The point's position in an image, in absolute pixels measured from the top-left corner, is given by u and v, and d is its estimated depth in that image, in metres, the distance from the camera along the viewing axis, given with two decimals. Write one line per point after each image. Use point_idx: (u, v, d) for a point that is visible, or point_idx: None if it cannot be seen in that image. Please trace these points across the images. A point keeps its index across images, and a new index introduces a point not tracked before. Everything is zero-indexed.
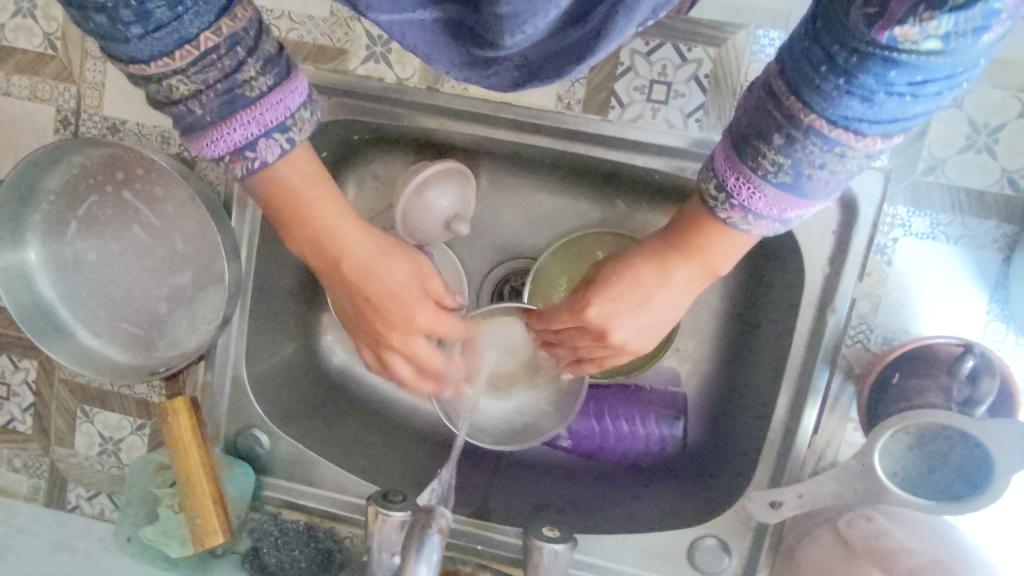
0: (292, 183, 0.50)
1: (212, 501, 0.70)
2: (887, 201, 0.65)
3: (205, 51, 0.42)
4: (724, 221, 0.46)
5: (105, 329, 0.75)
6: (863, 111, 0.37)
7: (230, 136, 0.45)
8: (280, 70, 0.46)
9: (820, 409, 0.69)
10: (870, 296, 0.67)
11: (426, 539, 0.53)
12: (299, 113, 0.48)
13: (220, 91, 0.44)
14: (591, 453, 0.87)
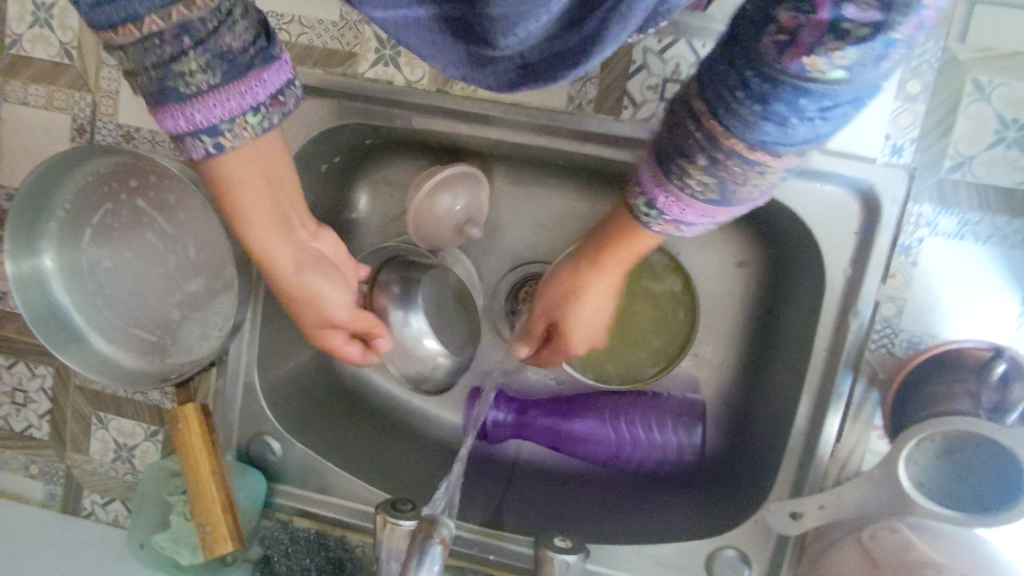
0: (237, 178, 0.51)
1: (221, 510, 0.70)
2: (911, 200, 0.63)
3: (148, 33, 0.41)
4: (660, 233, 0.51)
5: (118, 335, 0.75)
6: (779, 135, 0.41)
7: (186, 117, 0.45)
8: (237, 68, 0.44)
9: (842, 417, 0.67)
10: (894, 298, 0.64)
11: (427, 551, 0.50)
12: (244, 117, 0.46)
13: (158, 74, 0.43)
14: (607, 461, 0.85)
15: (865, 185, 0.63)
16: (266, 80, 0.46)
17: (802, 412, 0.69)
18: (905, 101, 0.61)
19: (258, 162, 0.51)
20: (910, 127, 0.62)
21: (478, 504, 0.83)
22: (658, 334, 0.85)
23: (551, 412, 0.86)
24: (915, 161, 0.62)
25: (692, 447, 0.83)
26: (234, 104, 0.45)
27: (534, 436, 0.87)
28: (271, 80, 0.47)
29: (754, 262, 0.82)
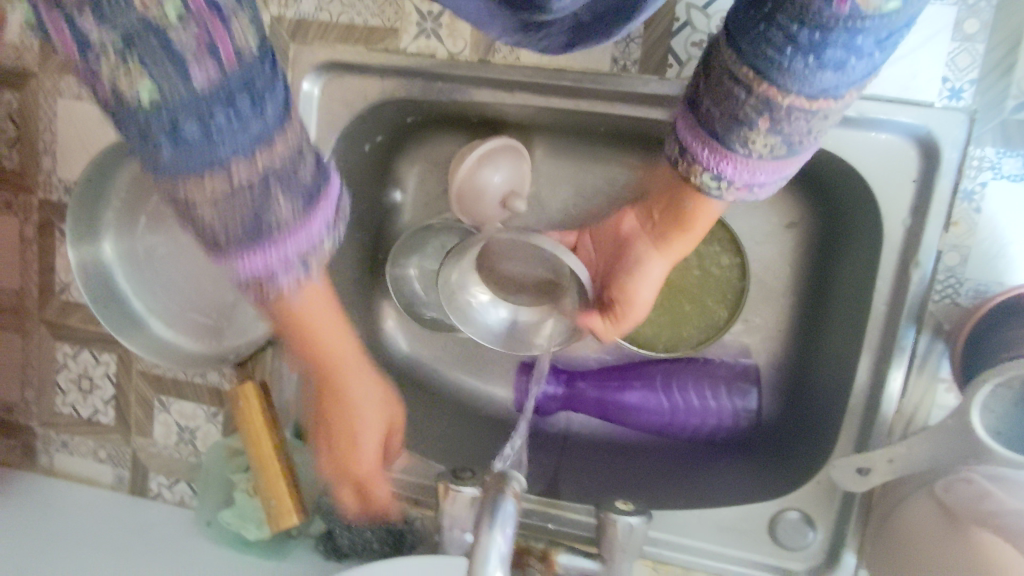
0: (306, 313, 0.45)
1: (286, 485, 0.71)
2: (972, 143, 0.61)
3: (231, 190, 0.32)
4: (733, 201, 0.51)
5: (175, 318, 0.78)
6: (837, 78, 0.41)
7: (253, 263, 0.36)
8: (310, 204, 0.36)
9: (906, 370, 0.66)
10: (957, 247, 0.63)
11: (499, 507, 0.44)
12: (319, 245, 0.37)
13: (241, 230, 0.34)
14: (661, 429, 0.85)
15: (922, 131, 0.61)
16: (328, 205, 0.37)
17: (863, 368, 0.68)
18: (962, 41, 0.59)
19: (324, 301, 0.45)
20: (969, 68, 0.60)
21: (534, 472, 0.85)
22: (709, 297, 0.83)
23: (602, 383, 0.86)
24: (976, 104, 0.60)
25: (746, 412, 0.83)
26: (297, 245, 0.36)
27: (586, 409, 0.87)
28: (320, 221, 0.36)
29: (804, 222, 0.81)
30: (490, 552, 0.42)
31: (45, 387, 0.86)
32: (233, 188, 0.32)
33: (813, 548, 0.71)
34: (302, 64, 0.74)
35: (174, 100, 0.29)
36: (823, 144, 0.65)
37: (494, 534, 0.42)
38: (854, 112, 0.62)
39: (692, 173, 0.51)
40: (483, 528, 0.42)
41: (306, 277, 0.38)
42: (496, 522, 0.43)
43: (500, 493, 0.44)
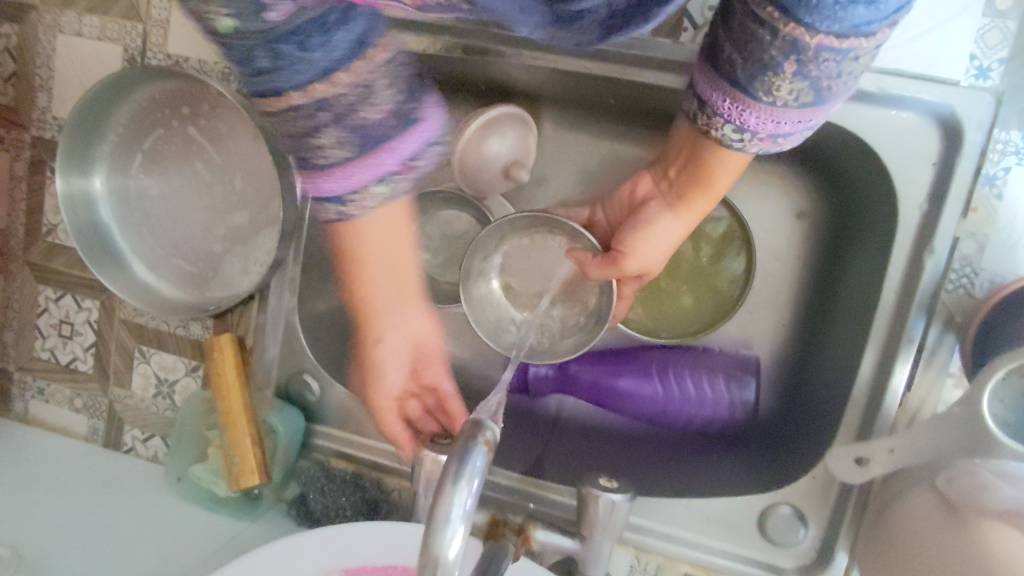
0: (368, 246, 0.55)
1: (251, 443, 0.68)
2: (998, 125, 0.58)
3: (317, 101, 0.41)
4: (757, 152, 0.52)
5: (160, 262, 0.76)
6: (869, 14, 0.40)
7: (334, 182, 0.45)
8: (409, 119, 0.45)
9: (913, 364, 0.62)
10: (974, 235, 0.60)
11: (469, 454, 0.40)
12: (411, 164, 0.46)
13: (346, 134, 0.43)
14: (653, 418, 0.82)
15: (946, 111, 0.58)
16: (422, 130, 0.45)
17: (867, 361, 0.64)
18: (993, 18, 0.57)
19: (387, 232, 0.55)
20: (998, 46, 0.58)
21: (522, 450, 0.83)
22: (710, 283, 0.81)
23: (597, 367, 0.82)
24: (1004, 84, 0.58)
25: (745, 406, 0.80)
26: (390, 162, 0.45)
27: (579, 393, 0.84)
28: (423, 137, 0.46)
29: (816, 210, 0.79)
30: (451, 507, 0.38)
31: (26, 330, 0.84)
32: (334, 108, 0.41)
33: (803, 546, 0.67)
34: None
35: (256, 35, 0.38)
36: (841, 122, 0.61)
37: (458, 488, 0.38)
38: (874, 87, 0.59)
39: (714, 126, 0.52)
40: (447, 481, 0.38)
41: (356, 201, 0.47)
42: (463, 474, 0.38)
43: (470, 444, 0.40)
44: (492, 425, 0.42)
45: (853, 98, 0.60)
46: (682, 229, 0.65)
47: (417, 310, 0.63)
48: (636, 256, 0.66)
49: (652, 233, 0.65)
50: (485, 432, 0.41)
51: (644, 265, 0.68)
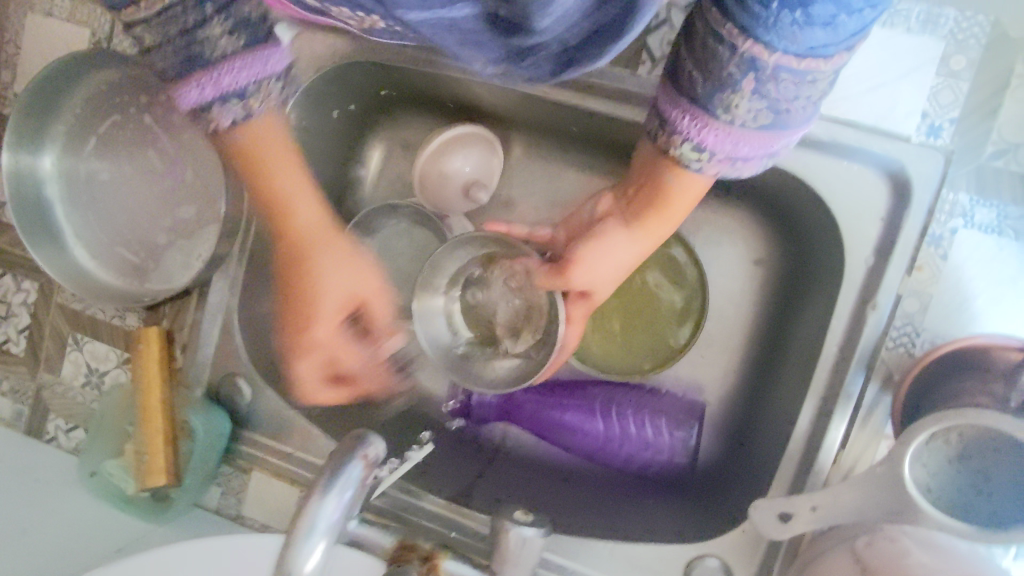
0: (264, 139, 0.58)
1: (162, 439, 0.67)
2: (946, 185, 0.57)
3: (170, 5, 0.45)
4: (716, 175, 0.49)
5: (102, 250, 0.75)
6: (827, 36, 0.38)
7: (195, 90, 0.50)
8: (258, 36, 0.49)
9: (849, 421, 0.60)
10: (918, 293, 0.59)
11: (342, 470, 0.39)
12: (266, 81, 0.52)
13: (181, 41, 0.47)
14: (592, 455, 0.79)
15: (896, 166, 0.58)
16: (276, 49, 0.51)
17: (804, 417, 0.62)
18: (946, 77, 0.57)
19: (276, 141, 0.59)
20: (951, 105, 0.57)
21: (452, 478, 0.78)
22: (664, 322, 0.80)
23: (540, 397, 0.80)
24: (954, 144, 0.57)
25: (686, 449, 0.77)
26: (242, 75, 0.50)
27: (520, 422, 0.81)
28: (274, 60, 0.51)
29: (773, 258, 0.77)
30: (316, 519, 0.38)
31: None
32: None
33: None
34: None
35: None
36: (791, 168, 0.60)
37: (326, 500, 0.38)
38: (826, 135, 0.59)
39: (673, 145, 0.48)
40: (315, 491, 0.38)
41: (236, 100, 0.52)
42: (333, 488, 0.39)
43: (346, 457, 0.40)
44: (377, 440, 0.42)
45: (804, 145, 0.59)
46: (640, 249, 0.61)
47: (332, 252, 0.63)
48: (585, 266, 0.63)
49: (600, 246, 0.62)
50: (367, 447, 0.41)
51: (591, 283, 0.65)
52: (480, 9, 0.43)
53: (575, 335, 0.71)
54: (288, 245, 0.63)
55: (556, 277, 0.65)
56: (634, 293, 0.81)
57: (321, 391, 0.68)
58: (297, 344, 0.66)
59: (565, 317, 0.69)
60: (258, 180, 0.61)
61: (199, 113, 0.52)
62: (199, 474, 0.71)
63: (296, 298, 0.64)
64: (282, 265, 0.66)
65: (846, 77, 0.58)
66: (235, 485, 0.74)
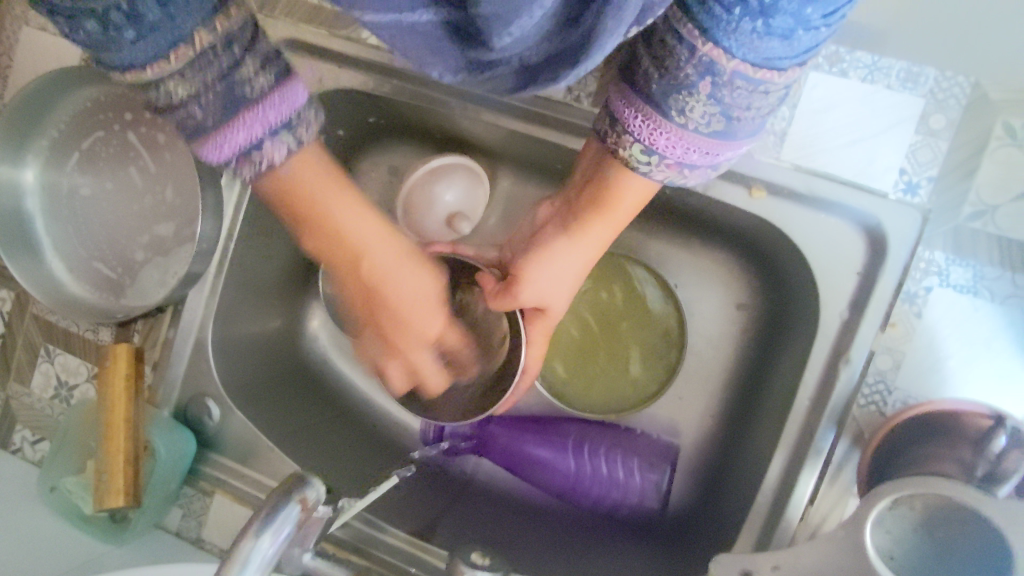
0: (301, 182, 0.51)
1: (123, 460, 0.66)
2: (922, 243, 0.57)
3: (202, 51, 0.40)
4: (663, 179, 0.51)
5: (80, 264, 0.75)
6: (783, 49, 0.41)
7: (233, 143, 0.45)
8: (280, 69, 0.44)
9: (818, 477, 0.59)
10: (891, 350, 0.58)
11: (280, 510, 0.40)
12: (302, 111, 0.46)
13: (220, 93, 0.42)
14: (563, 493, 0.78)
15: (873, 221, 0.58)
16: (301, 78, 0.45)
17: (775, 464, 0.61)
18: (925, 136, 0.57)
19: (320, 176, 0.52)
20: (929, 164, 0.57)
21: (419, 508, 0.76)
22: (641, 361, 0.79)
23: (513, 429, 0.80)
24: (931, 203, 0.57)
25: (657, 492, 0.76)
26: (283, 108, 0.44)
27: (493, 456, 0.80)
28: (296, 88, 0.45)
29: (754, 303, 0.76)
30: (250, 556, 0.38)
31: None
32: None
33: None
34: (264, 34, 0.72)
35: None
36: (768, 216, 0.61)
37: (261, 539, 0.39)
38: (804, 186, 0.59)
39: (623, 145, 0.50)
40: (249, 532, 0.39)
41: (286, 146, 0.46)
42: (268, 526, 0.39)
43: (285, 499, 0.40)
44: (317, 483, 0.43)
45: (781, 194, 0.60)
46: (589, 261, 0.59)
47: (403, 267, 0.56)
48: (529, 281, 0.58)
49: (545, 259, 0.58)
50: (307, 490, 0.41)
51: (546, 299, 0.60)
52: (442, 14, 0.44)
53: (537, 362, 0.66)
54: (362, 279, 0.56)
55: (501, 299, 0.61)
56: (612, 331, 0.80)
57: (439, 378, 0.62)
58: (400, 350, 0.59)
59: (525, 339, 0.64)
60: (316, 217, 0.54)
61: (230, 167, 0.47)
62: (159, 495, 0.70)
63: (390, 315, 0.57)
64: (357, 299, 0.59)
65: (825, 130, 0.59)
66: (197, 508, 0.73)
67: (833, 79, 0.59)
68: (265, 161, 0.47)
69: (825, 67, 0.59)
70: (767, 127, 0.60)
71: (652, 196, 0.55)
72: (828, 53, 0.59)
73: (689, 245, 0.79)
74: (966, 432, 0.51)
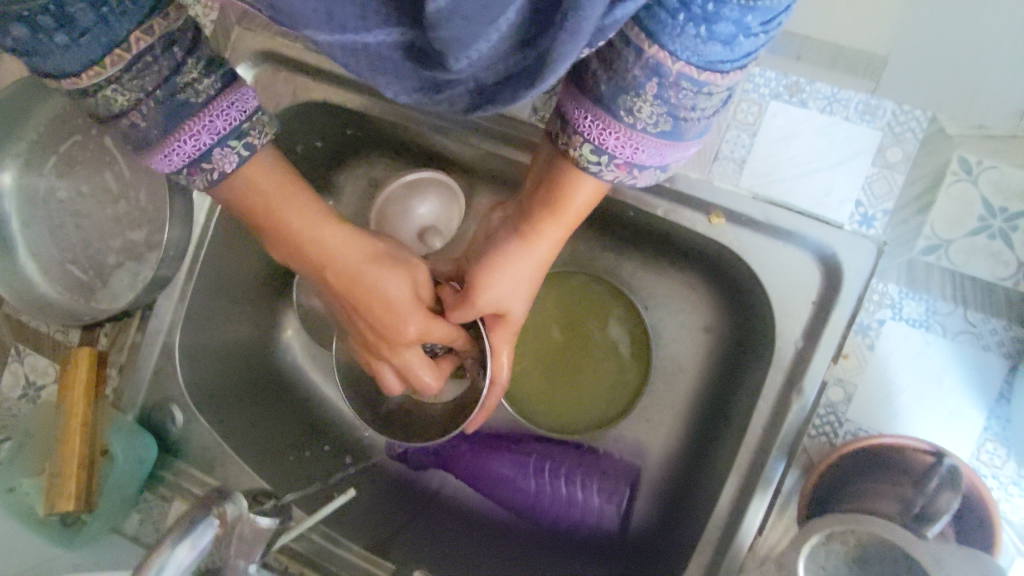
0: (261, 189, 0.52)
1: (77, 462, 0.66)
2: (877, 276, 0.58)
3: (138, 53, 0.41)
4: (614, 180, 0.51)
5: (50, 265, 0.75)
6: (725, 53, 0.41)
7: (181, 148, 0.46)
8: (226, 72, 0.46)
9: (768, 507, 0.58)
10: (843, 382, 0.58)
11: (200, 524, 0.47)
12: (254, 116, 0.48)
13: (161, 97, 0.43)
14: (523, 512, 0.77)
15: (829, 252, 0.58)
16: (246, 87, 0.47)
17: (722, 502, 0.60)
18: (882, 168, 0.59)
19: (279, 184, 0.52)
20: (885, 197, 0.58)
21: (373, 526, 0.75)
22: (606, 382, 0.77)
23: (477, 448, 0.79)
24: (886, 235, 0.59)
25: (616, 514, 0.76)
26: (231, 113, 0.46)
27: (457, 473, 0.80)
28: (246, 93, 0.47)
29: (721, 326, 0.73)
30: (165, 564, 0.45)
31: None
32: None
33: None
34: (242, 47, 0.74)
35: None
36: (726, 242, 0.60)
37: (178, 548, 0.46)
38: (762, 215, 0.59)
39: (573, 145, 0.50)
40: (167, 542, 0.45)
41: (241, 150, 0.48)
42: (186, 537, 0.46)
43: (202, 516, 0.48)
44: (235, 499, 0.52)
45: (738, 221, 0.60)
46: (552, 260, 0.58)
47: (372, 260, 0.56)
48: (485, 288, 0.57)
49: (499, 264, 0.57)
50: (224, 505, 0.50)
51: (505, 304, 0.58)
52: (403, 36, 0.42)
53: (505, 372, 0.62)
54: (333, 282, 0.56)
55: (460, 311, 0.58)
56: (584, 353, 0.78)
57: (433, 379, 0.60)
58: (385, 348, 0.58)
59: (490, 349, 0.61)
60: (281, 230, 0.54)
61: (180, 175, 0.49)
62: (115, 500, 0.71)
63: (369, 313, 0.56)
64: (338, 302, 0.59)
65: (785, 158, 0.60)
66: (155, 514, 0.73)
67: (792, 109, 0.60)
68: (218, 169, 0.48)
69: (785, 97, 0.61)
70: (726, 154, 0.61)
71: (602, 196, 0.55)
72: (789, 83, 0.61)
73: (664, 271, 0.76)
74: (912, 470, 0.51)
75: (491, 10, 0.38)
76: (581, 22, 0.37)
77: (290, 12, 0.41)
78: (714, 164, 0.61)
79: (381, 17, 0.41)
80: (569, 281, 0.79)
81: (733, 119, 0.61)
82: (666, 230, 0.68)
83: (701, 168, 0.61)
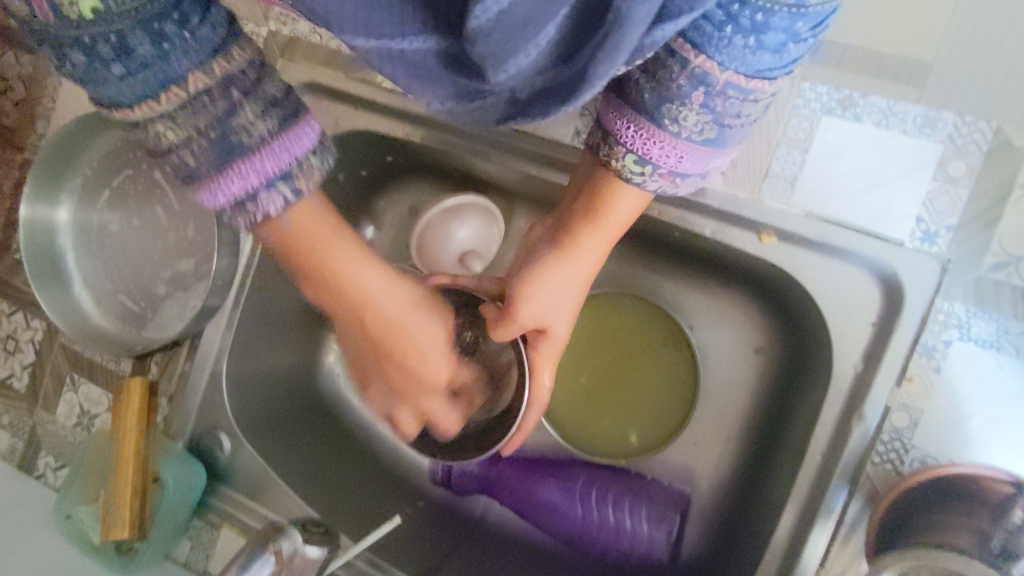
0: (308, 238, 0.51)
1: (130, 491, 0.68)
2: (942, 294, 0.56)
3: (194, 93, 0.40)
4: (657, 190, 0.50)
5: (106, 297, 0.77)
6: (774, 62, 0.41)
7: (229, 188, 0.43)
8: (287, 114, 0.43)
9: (829, 537, 0.56)
10: (908, 407, 0.56)
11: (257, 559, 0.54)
12: (307, 159, 0.45)
13: (211, 138, 0.42)
14: (569, 539, 0.74)
15: (888, 270, 0.56)
16: (310, 127, 0.45)
17: (784, 523, 0.59)
18: (944, 182, 0.56)
19: (321, 222, 0.51)
20: (948, 212, 0.56)
21: (420, 551, 0.75)
22: (651, 400, 0.75)
23: (524, 474, 0.75)
24: (950, 252, 0.56)
25: (666, 541, 0.72)
26: (282, 157, 0.43)
27: (501, 498, 0.76)
28: (303, 139, 0.44)
29: (773, 347, 0.70)
30: None
31: None
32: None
33: None
34: (287, 78, 0.75)
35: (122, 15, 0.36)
36: (777, 260, 0.60)
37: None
38: (815, 234, 0.58)
39: (614, 157, 0.48)
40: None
41: (287, 198, 0.45)
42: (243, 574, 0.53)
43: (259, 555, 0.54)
44: (290, 534, 0.56)
45: (791, 240, 0.59)
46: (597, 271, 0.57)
47: (421, 320, 0.56)
48: (525, 299, 0.55)
49: (540, 275, 0.56)
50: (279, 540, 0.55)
51: (544, 319, 0.56)
52: (439, 44, 0.41)
53: (545, 389, 0.59)
54: (368, 327, 0.55)
55: (503, 328, 0.56)
56: (626, 372, 0.76)
57: (454, 420, 0.60)
58: (411, 393, 0.59)
59: (530, 368, 0.58)
60: (318, 266, 0.53)
61: (225, 213, 0.46)
62: (168, 527, 0.72)
63: (401, 365, 0.56)
64: (367, 352, 0.58)
65: (837, 175, 0.58)
66: (206, 540, 0.74)
67: (846, 125, 0.58)
68: (261, 212, 0.45)
69: (837, 112, 0.59)
70: (777, 172, 0.59)
71: (645, 206, 0.55)
72: (841, 97, 0.59)
73: (710, 291, 0.73)
74: (986, 499, 0.49)
75: (530, 26, 0.36)
76: (622, 41, 0.36)
77: (327, 17, 0.41)
78: (764, 183, 0.59)
79: (416, 24, 0.40)
80: (615, 305, 0.77)
81: (784, 135, 0.59)
82: (714, 252, 0.67)
83: (749, 185, 0.59)
